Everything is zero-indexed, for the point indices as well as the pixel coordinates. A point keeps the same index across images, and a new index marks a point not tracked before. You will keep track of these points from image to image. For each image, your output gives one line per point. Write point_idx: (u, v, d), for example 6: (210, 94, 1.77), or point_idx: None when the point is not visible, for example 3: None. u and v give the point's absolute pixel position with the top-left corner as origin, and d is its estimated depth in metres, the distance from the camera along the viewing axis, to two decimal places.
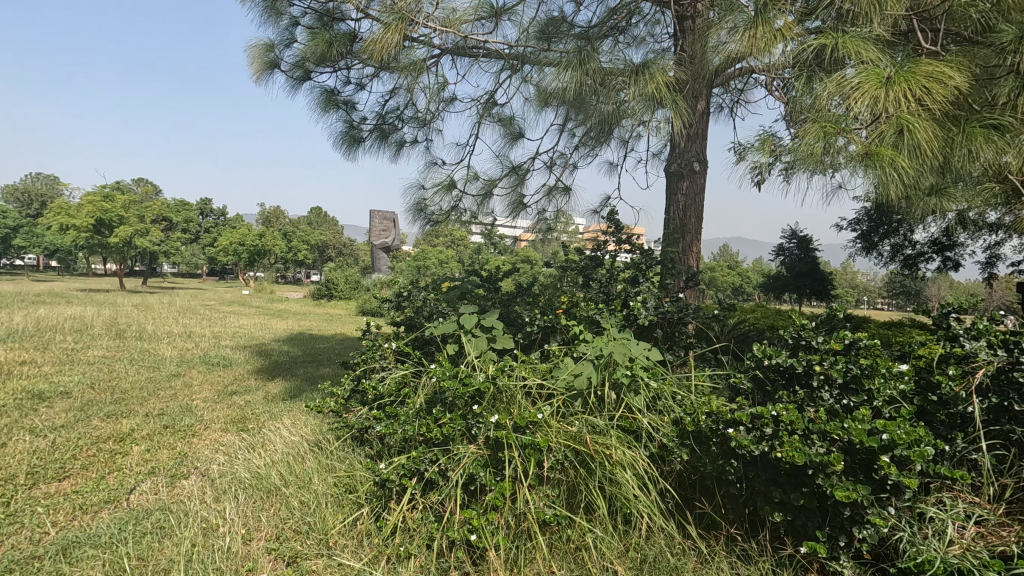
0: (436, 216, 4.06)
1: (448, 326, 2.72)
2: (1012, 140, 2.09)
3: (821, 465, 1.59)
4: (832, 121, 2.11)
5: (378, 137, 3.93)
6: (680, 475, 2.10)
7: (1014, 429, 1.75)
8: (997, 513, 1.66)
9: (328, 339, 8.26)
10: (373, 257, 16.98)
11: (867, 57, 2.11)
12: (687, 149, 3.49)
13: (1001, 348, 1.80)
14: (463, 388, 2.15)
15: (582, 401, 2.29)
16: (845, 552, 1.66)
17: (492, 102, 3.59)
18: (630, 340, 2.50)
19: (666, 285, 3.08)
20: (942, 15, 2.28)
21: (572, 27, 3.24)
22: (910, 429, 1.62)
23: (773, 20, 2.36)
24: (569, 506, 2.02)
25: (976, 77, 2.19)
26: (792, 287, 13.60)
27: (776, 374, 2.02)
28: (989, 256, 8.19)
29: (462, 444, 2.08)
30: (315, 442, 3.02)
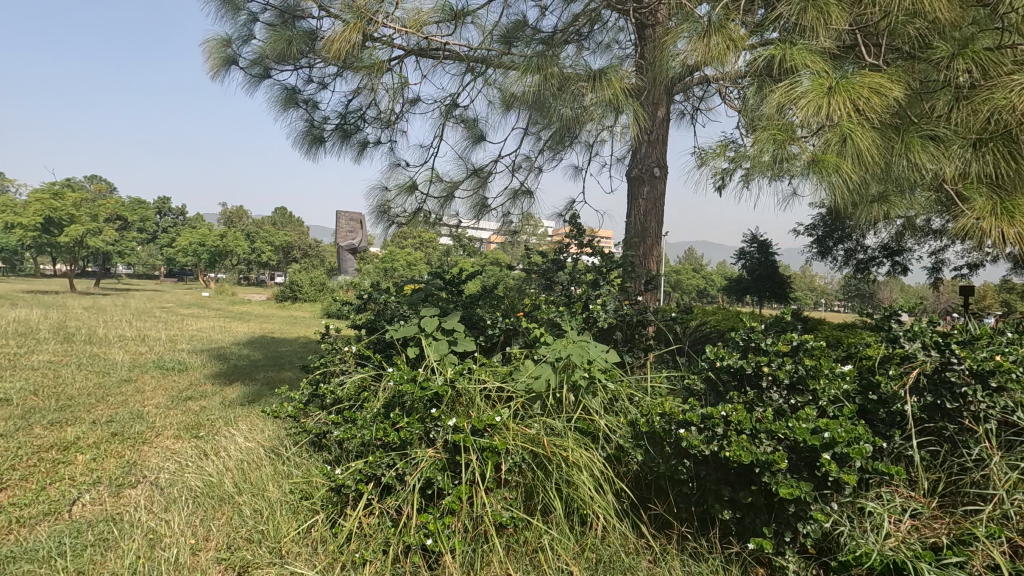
0: (400, 218, 4.03)
1: (409, 329, 2.70)
2: (947, 150, 2.18)
3: (767, 464, 1.64)
4: (782, 129, 2.19)
5: (340, 137, 3.88)
6: (636, 476, 2.13)
7: (947, 426, 1.84)
8: (930, 506, 1.74)
9: (291, 343, 8.09)
10: (339, 258, 16.68)
11: (814, 69, 2.19)
12: (648, 154, 3.55)
13: (935, 350, 1.88)
14: (421, 391, 2.13)
15: (540, 403, 2.30)
16: (790, 548, 1.72)
17: (455, 104, 3.59)
18: (589, 342, 2.53)
19: (626, 288, 3.13)
20: (883, 30, 2.38)
21: (534, 31, 3.27)
22: (850, 427, 1.68)
23: (726, 31, 2.44)
24: (526, 509, 2.03)
25: (914, 90, 2.29)
26: (754, 290, 14.02)
27: (727, 375, 2.07)
28: (936, 262, 8.57)
29: (420, 448, 2.07)
30: (271, 448, 2.96)
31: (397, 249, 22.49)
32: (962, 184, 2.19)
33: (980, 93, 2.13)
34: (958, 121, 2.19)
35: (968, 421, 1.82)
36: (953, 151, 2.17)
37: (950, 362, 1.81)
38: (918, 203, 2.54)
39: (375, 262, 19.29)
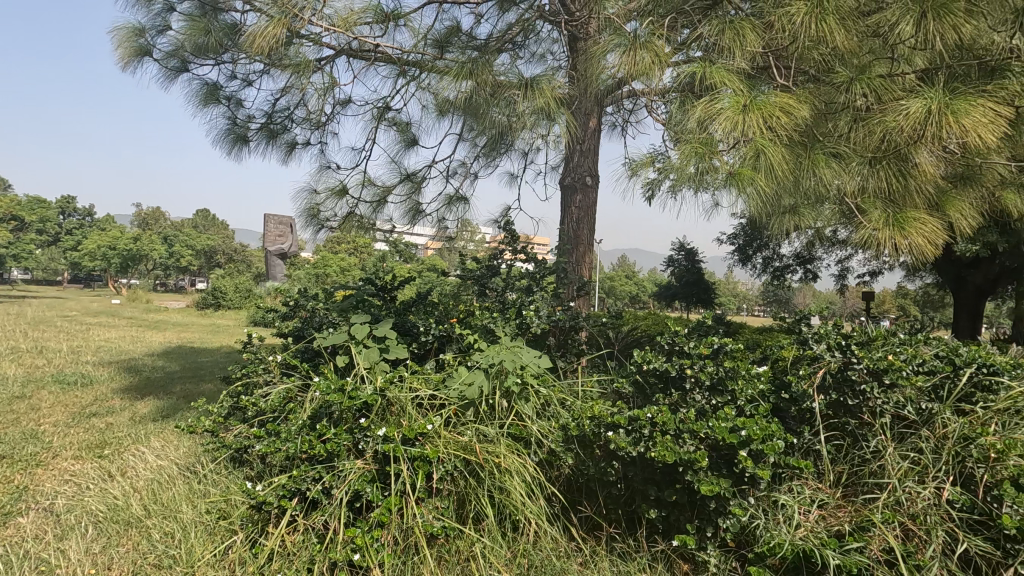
0: (330, 222, 3.90)
1: (337, 336, 2.61)
2: (847, 167, 2.37)
3: (689, 462, 1.71)
4: (703, 143, 2.30)
5: (265, 137, 3.71)
6: (568, 479, 2.17)
7: (849, 421, 1.99)
8: (835, 496, 1.86)
9: (213, 353, 7.63)
10: (266, 263, 15.92)
11: (732, 86, 2.32)
12: (580, 164, 3.64)
13: (838, 351, 2.02)
14: (349, 401, 2.06)
15: (473, 410, 2.28)
16: (711, 542, 1.79)
17: (388, 107, 3.53)
18: (522, 347, 2.54)
19: (559, 294, 3.17)
20: (792, 54, 2.57)
21: (468, 38, 3.27)
22: (764, 425, 1.78)
23: (652, 48, 2.54)
24: (459, 518, 2.00)
25: (819, 111, 2.48)
26: (682, 296, 14.65)
27: (654, 378, 2.15)
28: (842, 269, 9.30)
29: (348, 460, 2.00)
30: (187, 466, 2.77)
31: (330, 255, 21.77)
32: (860, 199, 2.38)
33: (874, 115, 2.33)
34: (856, 141, 2.39)
35: (867, 415, 1.98)
36: (853, 168, 2.36)
37: (851, 361, 1.96)
38: (824, 215, 2.74)
39: (306, 268, 18.58)
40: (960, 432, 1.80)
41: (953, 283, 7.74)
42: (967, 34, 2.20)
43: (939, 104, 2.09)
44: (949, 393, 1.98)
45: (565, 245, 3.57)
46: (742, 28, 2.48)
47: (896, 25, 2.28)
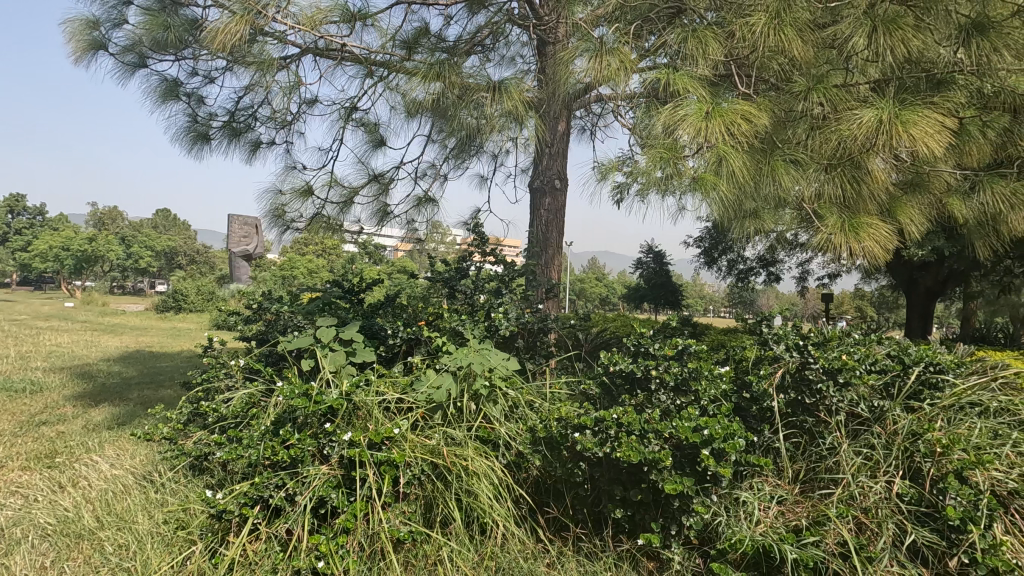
0: (296, 223, 3.83)
1: (302, 339, 2.56)
2: (804, 173, 2.45)
3: (654, 462, 1.73)
4: (668, 148, 2.34)
5: (228, 135, 3.62)
6: (536, 481, 2.18)
7: (806, 418, 2.06)
8: (793, 492, 1.92)
9: (173, 357, 7.39)
10: (230, 265, 15.50)
11: (695, 93, 2.38)
12: (549, 167, 3.67)
13: (796, 352, 2.08)
14: (314, 405, 2.03)
15: (441, 413, 2.26)
16: (675, 540, 1.83)
17: (355, 107, 3.49)
18: (491, 350, 2.54)
19: (528, 297, 3.19)
20: (753, 63, 2.64)
21: (437, 40, 3.27)
22: (725, 424, 1.82)
23: (618, 54, 2.59)
24: (426, 522, 1.99)
25: (778, 118, 2.56)
26: (650, 297, 14.89)
27: (620, 379, 2.19)
28: (802, 272, 9.59)
29: (313, 466, 1.96)
30: (143, 475, 2.67)
31: (297, 256, 21.33)
32: (817, 204, 2.47)
33: (829, 124, 2.41)
34: (813, 148, 2.47)
35: (823, 413, 2.05)
36: (809, 174, 2.44)
37: (808, 361, 2.03)
38: (784, 220, 2.82)
39: (272, 270, 18.17)
40: (908, 428, 1.88)
41: (906, 285, 8.08)
42: (915, 48, 2.30)
43: (889, 114, 2.19)
44: (900, 390, 2.07)
45: (534, 247, 3.58)
46: (705, 37, 2.54)
47: (849, 38, 2.37)
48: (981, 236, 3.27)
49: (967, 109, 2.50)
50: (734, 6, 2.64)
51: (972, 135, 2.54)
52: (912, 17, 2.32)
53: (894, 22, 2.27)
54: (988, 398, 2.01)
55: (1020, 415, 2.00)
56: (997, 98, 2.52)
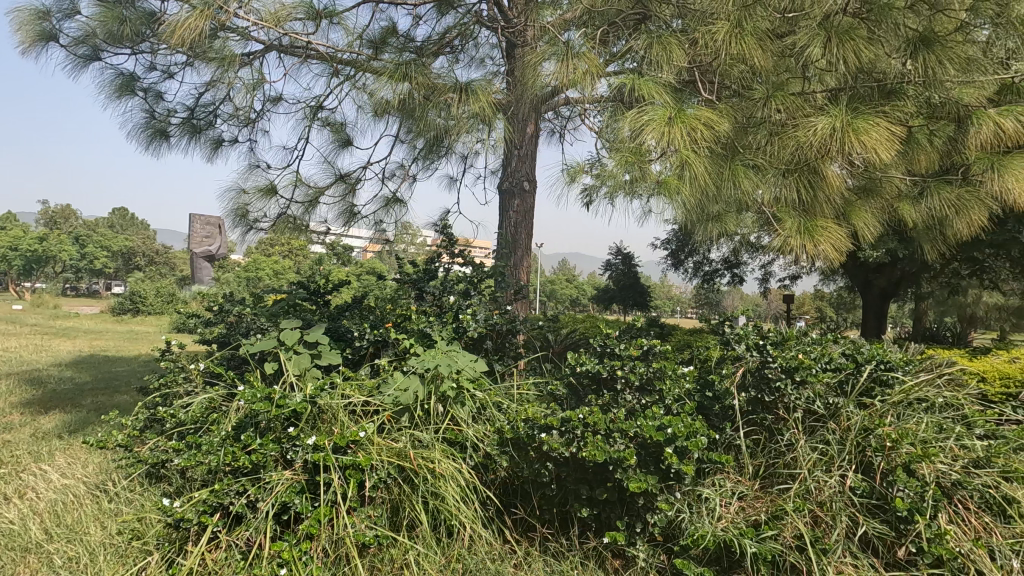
0: (260, 223, 3.75)
1: (265, 342, 2.50)
2: (763, 178, 2.52)
3: (619, 461, 1.76)
4: (634, 152, 2.38)
5: (188, 133, 3.52)
6: (503, 482, 2.18)
7: (765, 416, 2.12)
8: (753, 488, 1.97)
9: (130, 362, 7.13)
10: (191, 266, 15.03)
11: (659, 98, 2.42)
12: (518, 169, 3.68)
13: (756, 351, 2.15)
14: (277, 409, 1.99)
15: (408, 416, 2.24)
16: (640, 538, 1.85)
17: (321, 106, 3.43)
18: (458, 352, 2.53)
19: (497, 298, 3.18)
20: (716, 69, 2.71)
21: (404, 40, 3.24)
22: (688, 422, 1.86)
23: (585, 58, 2.62)
24: (392, 526, 1.97)
25: (740, 124, 2.63)
26: (619, 299, 15.08)
27: (587, 380, 2.22)
28: (765, 274, 9.86)
29: (275, 471, 1.92)
30: (96, 485, 2.56)
31: (262, 257, 20.81)
32: (776, 208, 2.55)
33: (788, 130, 2.49)
34: (772, 153, 2.55)
35: (781, 411, 2.11)
36: (768, 178, 2.52)
37: (767, 361, 2.10)
38: (745, 223, 2.90)
39: (235, 270, 17.70)
40: (861, 424, 1.96)
41: (862, 287, 8.38)
42: (867, 59, 2.40)
43: (842, 122, 2.27)
44: (853, 387, 2.15)
45: (502, 248, 3.59)
46: (669, 44, 2.59)
47: (806, 47, 2.46)
48: (930, 240, 3.43)
49: (915, 118, 2.63)
50: (697, 13, 2.70)
51: (920, 143, 2.68)
52: (864, 29, 2.42)
53: (847, 34, 2.36)
54: (934, 394, 2.10)
55: (963, 410, 2.11)
56: (943, 108, 2.66)
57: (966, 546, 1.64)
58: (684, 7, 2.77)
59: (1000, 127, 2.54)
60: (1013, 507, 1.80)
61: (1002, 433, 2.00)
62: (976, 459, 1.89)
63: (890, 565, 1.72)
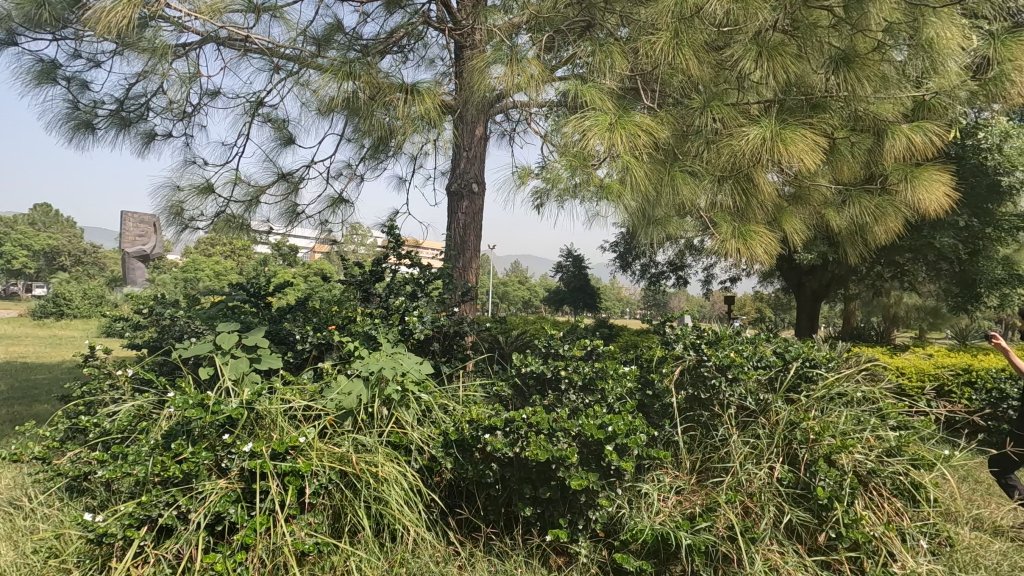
0: (196, 222, 3.58)
1: (200, 346, 2.37)
2: (700, 185, 2.62)
3: (561, 459, 1.80)
4: (578, 156, 2.43)
5: (117, 126, 3.33)
6: (448, 484, 2.17)
7: (702, 413, 2.22)
8: (690, 482, 2.05)
9: (52, 369, 6.64)
10: (123, 266, 14.19)
11: (602, 105, 2.48)
12: (467, 170, 3.67)
13: (692, 350, 2.28)
14: (210, 416, 1.91)
15: (352, 419, 2.20)
16: (582, 534, 1.89)
17: (261, 102, 3.32)
18: (404, 354, 2.49)
19: (444, 300, 3.15)
20: (657, 78, 2.82)
21: (350, 37, 3.18)
22: (629, 420, 1.92)
23: (530, 63, 2.67)
24: (333, 533, 1.92)
25: (680, 132, 2.73)
26: (569, 300, 15.28)
27: (532, 380, 2.26)
28: (708, 275, 10.24)
29: (209, 480, 1.85)
30: (8, 501, 2.38)
31: (201, 257, 19.89)
32: (713, 213, 2.66)
33: (722, 139, 2.60)
34: (708, 161, 2.65)
35: (716, 407, 2.20)
36: (706, 185, 2.62)
37: (702, 360, 2.22)
38: (685, 227, 3.00)
39: (171, 271, 16.83)
40: (788, 418, 2.06)
41: (796, 288, 8.83)
42: (792, 73, 2.57)
43: (771, 133, 2.39)
44: (782, 384, 2.26)
45: (450, 251, 3.58)
46: (612, 51, 2.70)
47: (740, 59, 2.58)
48: (853, 244, 3.66)
49: (839, 130, 2.80)
50: (641, 23, 2.79)
51: (842, 154, 2.87)
52: (794, 45, 2.57)
53: (777, 49, 2.50)
54: (852, 389, 2.24)
55: (879, 403, 2.26)
56: (862, 122, 2.86)
57: (879, 530, 1.78)
58: (628, 18, 2.88)
59: (911, 141, 2.76)
60: (920, 491, 1.96)
61: (912, 424, 2.15)
62: (889, 449, 2.03)
63: (813, 550, 1.83)
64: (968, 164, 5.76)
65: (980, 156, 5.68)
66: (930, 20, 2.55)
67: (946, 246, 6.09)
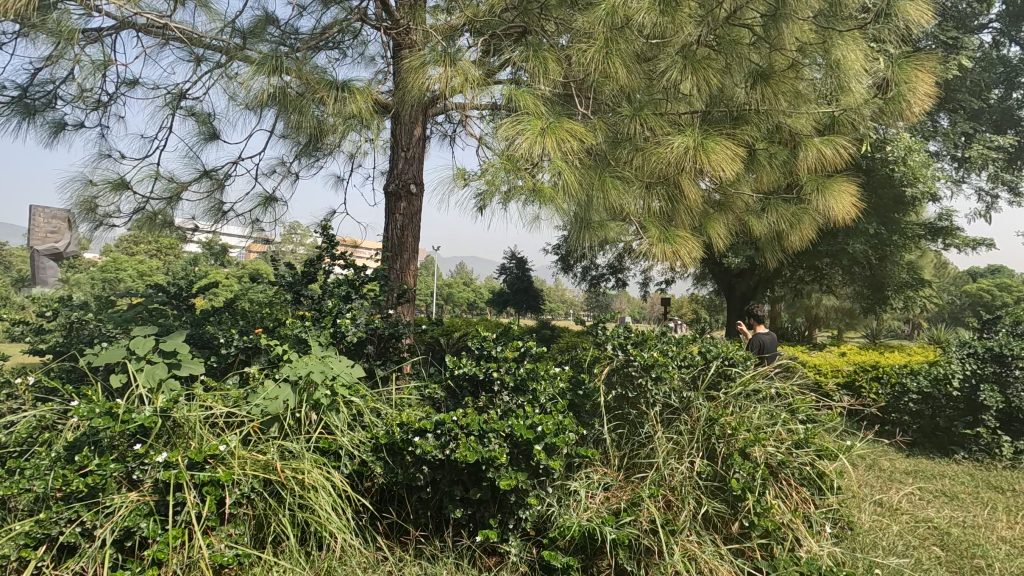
0: (112, 219, 3.36)
1: (113, 352, 2.21)
2: (630, 190, 2.71)
3: (490, 460, 1.82)
4: (511, 160, 2.47)
5: (20, 114, 3.07)
6: (379, 489, 2.14)
7: (630, 412, 2.30)
8: (618, 478, 2.12)
9: None
10: (31, 265, 13.10)
11: (535, 110, 2.52)
12: (404, 171, 3.63)
13: (620, 351, 2.36)
14: (120, 425, 1.80)
15: (278, 426, 2.12)
16: (512, 534, 1.92)
17: (183, 94, 3.16)
18: (335, 357, 2.42)
19: (380, 301, 3.09)
20: (590, 86, 2.90)
21: (282, 30, 3.08)
22: (558, 420, 1.96)
23: (467, 67, 2.69)
24: (255, 544, 1.86)
25: (611, 139, 2.82)
26: (513, 302, 15.38)
27: (465, 382, 2.26)
28: (646, 278, 10.60)
29: (117, 494, 1.74)
30: None
31: (123, 257, 18.64)
32: (643, 219, 2.76)
33: (649, 147, 2.71)
34: (638, 166, 2.75)
35: (643, 406, 2.28)
36: (636, 191, 2.71)
37: (630, 360, 2.31)
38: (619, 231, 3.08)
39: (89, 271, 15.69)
40: (707, 414, 2.16)
41: (726, 291, 9.28)
42: (715, 86, 2.71)
43: (695, 142, 2.51)
44: (703, 382, 2.37)
45: (387, 252, 3.53)
46: (546, 58, 2.74)
47: (667, 71, 2.69)
48: (773, 249, 3.89)
49: (759, 142, 2.98)
50: (576, 31, 2.86)
51: (761, 164, 3.04)
52: (718, 60, 2.72)
53: (701, 63, 2.64)
54: (766, 385, 2.37)
55: (790, 399, 2.41)
56: (780, 134, 3.05)
57: (787, 517, 1.91)
58: (565, 25, 2.96)
59: (822, 153, 2.96)
60: (824, 480, 2.12)
61: (818, 417, 2.31)
62: (797, 441, 2.18)
63: (728, 539, 1.94)
64: (877, 175, 6.25)
65: (888, 168, 6.16)
66: (837, 42, 2.78)
67: (858, 252, 6.56)
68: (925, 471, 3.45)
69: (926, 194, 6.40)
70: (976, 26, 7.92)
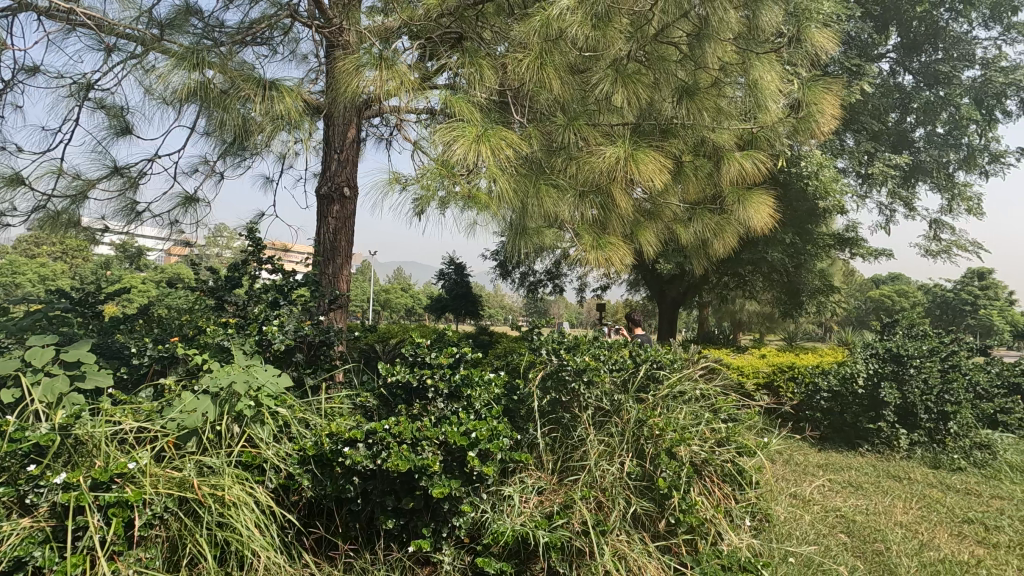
0: (8, 218, 3.06)
1: (3, 364, 2.00)
2: (564, 198, 2.77)
3: (423, 468, 1.80)
4: (446, 165, 2.45)
5: None
6: (307, 502, 2.06)
7: (563, 415, 2.33)
8: (551, 482, 2.14)
9: None
10: None
11: (471, 116, 2.52)
12: (337, 173, 3.53)
13: (554, 356, 2.39)
14: (11, 445, 1.63)
15: (196, 440, 2.00)
16: (446, 542, 1.90)
17: (92, 85, 2.93)
18: (259, 365, 2.31)
19: (309, 307, 2.98)
20: (526, 95, 2.93)
21: (205, 23, 2.93)
22: (492, 426, 1.97)
23: (402, 70, 2.64)
24: (169, 567, 1.73)
25: (546, 147, 2.87)
26: (452, 308, 15.23)
27: (398, 390, 2.22)
28: (582, 284, 10.81)
29: (7, 521, 1.57)
30: None
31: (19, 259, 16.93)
32: (576, 226, 2.82)
33: (583, 156, 2.77)
34: (572, 175, 2.81)
35: (576, 409, 2.32)
36: (569, 198, 2.77)
37: (563, 364, 2.34)
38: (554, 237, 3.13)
39: None
40: (636, 416, 2.24)
41: (659, 296, 9.61)
42: (645, 100, 2.82)
43: (626, 152, 2.59)
44: (632, 385, 2.44)
45: (318, 256, 3.41)
46: (482, 65, 2.76)
47: (599, 83, 2.78)
48: (699, 257, 4.08)
49: (685, 154, 3.12)
50: (512, 40, 2.89)
51: (687, 175, 3.19)
52: (648, 75, 2.83)
53: (632, 77, 2.73)
54: (691, 387, 2.48)
55: (713, 399, 2.53)
56: (705, 148, 3.21)
57: (710, 512, 2.01)
58: (502, 33, 2.98)
59: (742, 167, 3.14)
60: (744, 476, 2.24)
61: (739, 416, 2.44)
62: (719, 439, 2.29)
63: (655, 536, 2.01)
64: (793, 188, 6.70)
65: (802, 182, 6.62)
66: (755, 63, 2.95)
67: (777, 260, 6.99)
68: (835, 464, 3.72)
69: (835, 207, 6.93)
70: (876, 55, 8.68)
